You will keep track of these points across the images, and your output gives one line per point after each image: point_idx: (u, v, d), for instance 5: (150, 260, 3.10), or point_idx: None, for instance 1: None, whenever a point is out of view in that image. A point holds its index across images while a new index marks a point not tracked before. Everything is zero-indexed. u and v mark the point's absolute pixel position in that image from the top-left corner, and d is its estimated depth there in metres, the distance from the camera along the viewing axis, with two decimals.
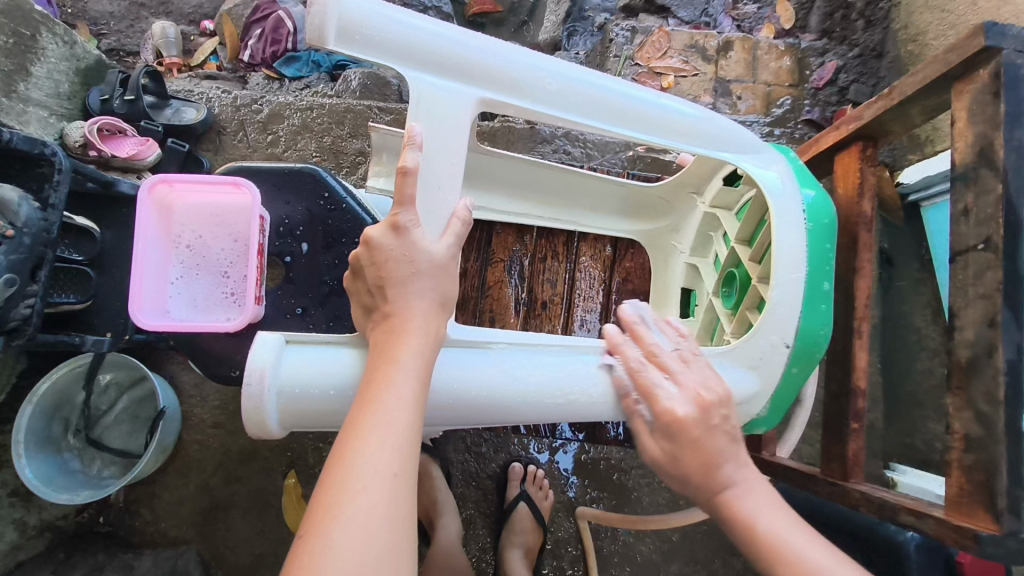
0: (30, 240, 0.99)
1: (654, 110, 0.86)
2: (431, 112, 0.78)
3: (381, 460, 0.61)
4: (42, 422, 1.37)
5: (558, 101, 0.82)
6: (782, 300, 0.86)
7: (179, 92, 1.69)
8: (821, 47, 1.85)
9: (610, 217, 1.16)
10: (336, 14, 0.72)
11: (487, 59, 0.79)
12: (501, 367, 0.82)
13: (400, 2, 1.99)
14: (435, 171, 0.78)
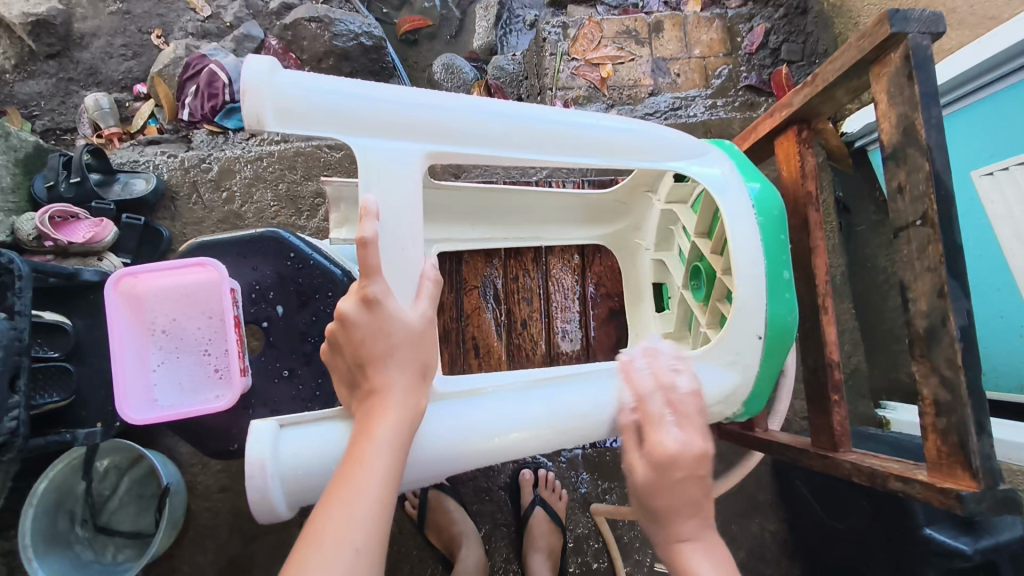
0: (3, 352, 0.99)
1: (592, 132, 0.88)
2: (379, 176, 0.80)
3: (346, 537, 0.62)
4: (47, 520, 1.37)
5: (499, 141, 0.84)
6: (747, 297, 0.88)
7: (125, 164, 1.68)
8: (747, 12, 1.88)
9: (573, 227, 1.19)
10: (268, 98, 0.74)
11: (424, 111, 0.81)
12: (494, 409, 0.84)
13: (330, 33, 1.97)
14: (394, 235, 0.80)
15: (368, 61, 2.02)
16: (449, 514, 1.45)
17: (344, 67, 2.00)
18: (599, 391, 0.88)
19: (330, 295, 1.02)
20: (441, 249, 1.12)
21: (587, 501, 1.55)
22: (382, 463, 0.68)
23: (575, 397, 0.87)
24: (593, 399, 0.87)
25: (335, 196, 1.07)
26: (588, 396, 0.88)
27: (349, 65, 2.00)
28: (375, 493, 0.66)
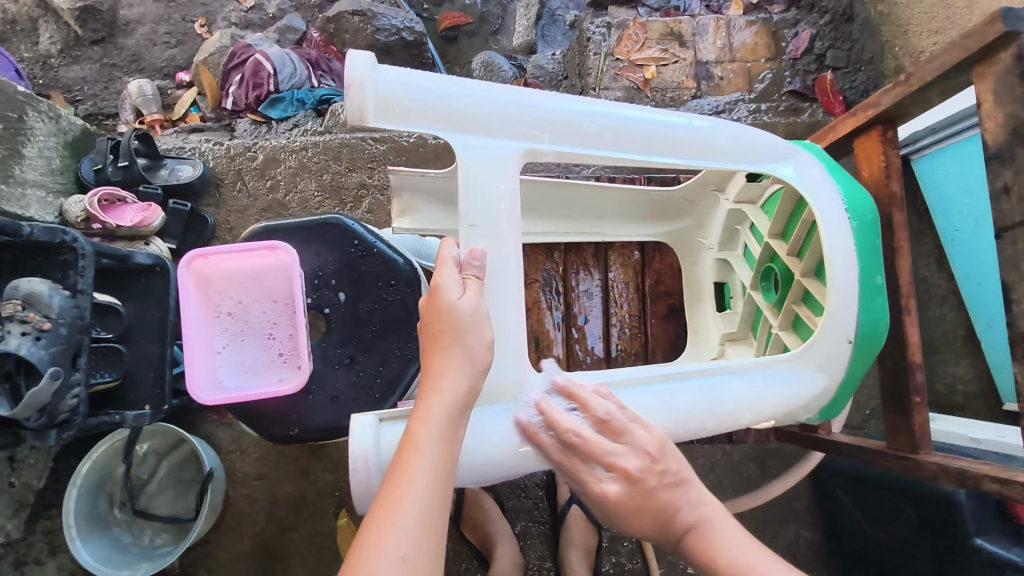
0: (67, 330, 1.00)
1: (677, 132, 0.87)
2: (479, 172, 0.81)
3: (398, 542, 0.63)
4: (88, 501, 1.38)
5: (592, 141, 0.84)
6: (842, 302, 0.89)
7: (171, 150, 1.70)
8: (793, 18, 1.88)
9: (634, 224, 1.19)
10: (372, 92, 0.75)
11: (520, 110, 0.82)
12: (635, 398, 0.83)
13: (372, 27, 1.99)
14: (491, 231, 0.81)
15: (408, 56, 2.03)
16: (485, 510, 1.45)
17: (386, 62, 2.01)
18: (718, 388, 0.86)
19: (394, 283, 1.02)
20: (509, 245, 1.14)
21: None
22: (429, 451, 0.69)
23: (701, 390, 0.86)
24: (712, 393, 0.86)
25: (397, 186, 1.07)
26: (717, 390, 0.86)
27: (391, 60, 2.01)
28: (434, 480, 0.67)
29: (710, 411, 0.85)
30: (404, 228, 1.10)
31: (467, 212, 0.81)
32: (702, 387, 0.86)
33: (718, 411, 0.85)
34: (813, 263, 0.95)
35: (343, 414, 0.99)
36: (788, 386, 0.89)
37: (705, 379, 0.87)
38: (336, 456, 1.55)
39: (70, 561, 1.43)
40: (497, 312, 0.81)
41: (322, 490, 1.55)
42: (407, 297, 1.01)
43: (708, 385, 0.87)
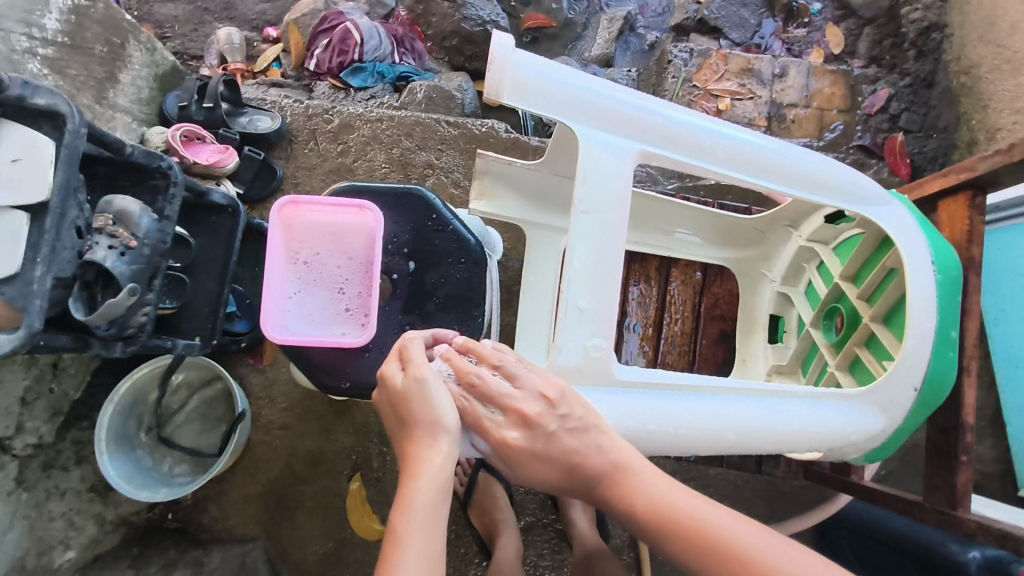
0: (149, 252, 1.05)
1: (781, 158, 0.94)
2: (596, 164, 0.86)
3: (421, 531, 0.73)
4: (120, 419, 1.43)
5: (701, 153, 0.91)
6: (916, 349, 0.93)
7: (253, 100, 1.75)
8: (873, 74, 1.90)
9: (704, 245, 1.26)
10: (510, 72, 0.84)
11: (640, 113, 0.89)
12: (698, 406, 0.88)
13: (459, 15, 2.01)
14: (600, 220, 0.85)
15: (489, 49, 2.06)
16: (494, 497, 1.47)
17: (466, 51, 2.05)
18: (775, 408, 0.91)
19: (462, 261, 1.06)
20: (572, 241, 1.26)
21: None
22: (421, 508, 0.74)
23: (761, 410, 0.90)
24: (771, 413, 0.90)
25: (485, 171, 1.18)
26: (778, 411, 0.91)
27: (471, 50, 2.05)
28: (426, 537, 0.73)
29: (744, 427, 0.89)
30: (480, 210, 1.20)
31: (580, 198, 0.85)
32: (767, 410, 0.91)
33: (755, 429, 0.89)
34: (883, 310, 1.01)
35: None
36: (847, 419, 0.94)
37: (757, 398, 0.91)
38: (359, 420, 1.58)
39: (93, 475, 1.46)
40: (595, 301, 0.84)
41: (340, 450, 1.58)
42: (473, 276, 1.06)
43: (749, 404, 0.90)
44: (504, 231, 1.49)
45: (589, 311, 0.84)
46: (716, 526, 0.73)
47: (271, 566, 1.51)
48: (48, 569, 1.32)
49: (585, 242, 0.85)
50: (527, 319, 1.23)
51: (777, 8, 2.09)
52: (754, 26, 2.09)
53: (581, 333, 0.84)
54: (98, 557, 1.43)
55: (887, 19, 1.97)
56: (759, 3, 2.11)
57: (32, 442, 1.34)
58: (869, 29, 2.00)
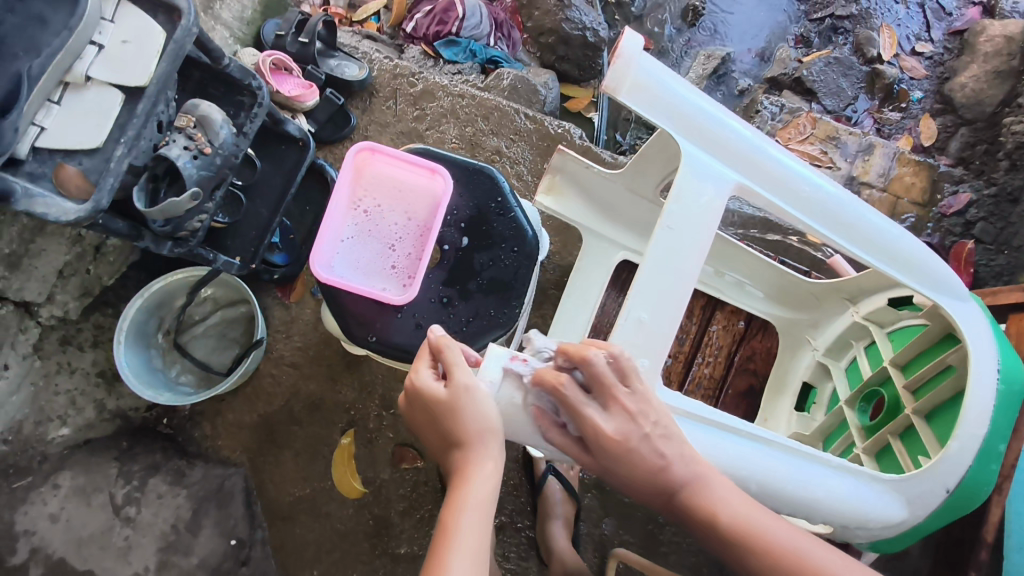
0: (220, 161, 1.06)
1: (871, 227, 0.96)
2: (691, 184, 0.92)
3: (473, 533, 0.78)
4: (143, 316, 1.45)
5: (794, 199, 0.94)
6: (959, 451, 0.93)
7: (346, 46, 1.77)
8: (957, 176, 1.87)
9: (754, 296, 1.27)
10: (633, 71, 0.90)
11: (744, 146, 0.93)
12: (724, 443, 0.91)
13: (562, 15, 2.01)
14: (680, 236, 0.90)
15: (582, 56, 2.05)
16: None
17: (560, 51, 2.04)
18: (802, 471, 0.92)
19: (514, 250, 1.07)
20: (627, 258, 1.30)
21: (604, 542, 1.50)
22: (473, 508, 0.80)
23: (785, 466, 0.92)
24: (800, 477, 0.92)
25: (558, 167, 1.24)
26: (812, 477, 0.92)
27: (564, 51, 2.04)
28: (479, 537, 0.78)
29: (767, 477, 0.91)
30: (544, 205, 1.26)
31: (668, 214, 0.90)
32: (807, 478, 0.92)
33: (778, 482, 0.91)
34: (928, 406, 1.00)
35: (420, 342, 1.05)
36: (872, 502, 0.94)
37: (789, 456, 0.93)
38: (365, 379, 1.56)
39: (105, 361, 1.46)
40: (655, 314, 0.89)
41: (337, 404, 1.55)
42: (520, 267, 1.07)
43: (778, 459, 0.92)
44: (557, 234, 1.48)
45: (646, 323, 0.89)
46: (816, 561, 0.80)
47: (247, 495, 1.51)
48: (40, 439, 1.37)
49: (661, 254, 0.90)
50: (562, 319, 1.28)
51: (878, 86, 2.05)
52: (850, 97, 2.04)
53: (641, 342, 0.89)
54: (88, 442, 1.44)
55: (986, 124, 1.92)
56: (861, 75, 2.06)
57: (56, 316, 1.38)
58: (965, 130, 1.96)
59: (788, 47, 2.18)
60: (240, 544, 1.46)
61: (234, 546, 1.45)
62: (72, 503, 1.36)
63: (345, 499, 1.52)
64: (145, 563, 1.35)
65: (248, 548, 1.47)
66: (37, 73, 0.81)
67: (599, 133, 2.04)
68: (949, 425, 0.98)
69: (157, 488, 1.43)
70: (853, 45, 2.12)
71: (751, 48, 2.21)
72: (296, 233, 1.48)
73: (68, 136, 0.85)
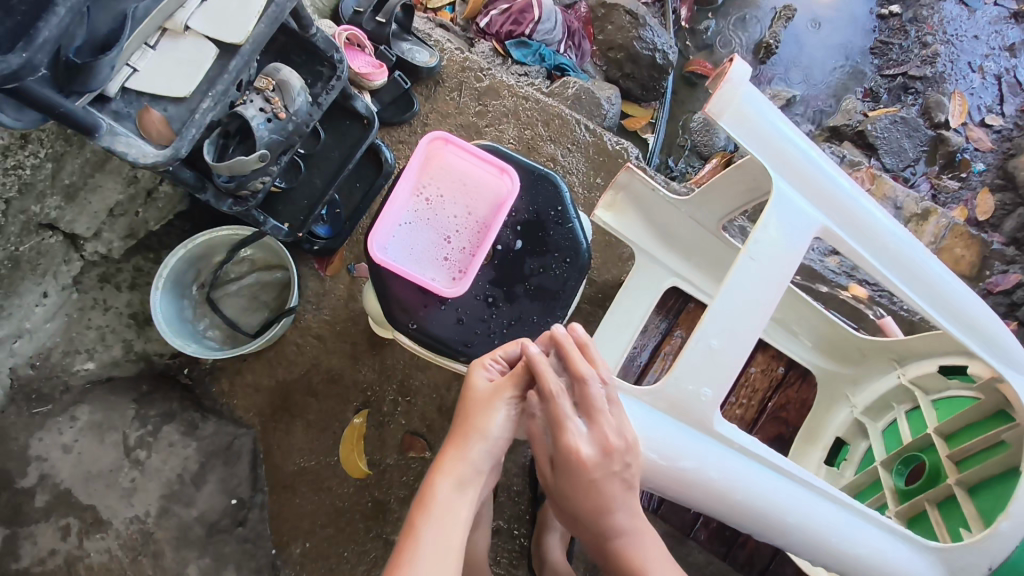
0: (292, 127, 1.07)
1: (945, 286, 0.98)
2: (781, 219, 0.92)
3: (443, 532, 0.79)
4: (183, 267, 1.46)
5: (877, 248, 0.96)
6: (1008, 531, 0.92)
7: (420, 32, 1.78)
8: (1010, 256, 1.84)
9: (800, 343, 1.27)
10: (738, 99, 0.90)
11: (834, 188, 0.95)
12: (772, 481, 0.93)
13: (636, 33, 2.01)
14: (763, 268, 0.90)
15: (649, 76, 2.03)
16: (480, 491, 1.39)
17: (626, 68, 2.03)
18: (851, 526, 0.95)
19: (567, 260, 1.09)
20: (673, 285, 1.30)
21: (596, 565, 1.48)
22: (442, 507, 0.81)
23: (826, 515, 0.94)
24: (836, 528, 0.94)
25: (621, 184, 1.23)
26: (845, 527, 0.95)
27: (631, 69, 2.02)
28: (447, 538, 0.79)
29: (811, 526, 0.94)
30: (600, 220, 1.25)
31: (754, 245, 0.90)
32: (842, 525, 0.95)
33: (820, 532, 0.94)
34: (972, 479, 0.99)
35: (461, 337, 1.06)
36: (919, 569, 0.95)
37: (836, 508, 0.95)
38: (387, 363, 1.56)
39: (139, 303, 1.47)
40: (727, 345, 0.90)
41: (357, 382, 1.56)
42: (569, 279, 1.08)
43: (823, 509, 0.94)
44: (600, 250, 1.47)
45: (717, 351, 0.89)
46: None
47: (253, 457, 1.52)
48: (65, 369, 1.39)
49: (742, 283, 0.90)
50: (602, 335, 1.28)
51: (940, 153, 2.03)
52: (911, 159, 2.02)
53: (707, 373, 0.90)
54: (111, 379, 1.46)
55: None
56: (925, 138, 2.03)
57: (100, 253, 1.39)
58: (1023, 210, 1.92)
59: (855, 99, 2.15)
60: (240, 504, 1.46)
61: (234, 506, 1.45)
62: (86, 437, 1.37)
63: (346, 476, 1.52)
64: (147, 507, 1.36)
65: (247, 509, 1.47)
66: (141, 15, 0.82)
67: (652, 155, 2.02)
68: (995, 503, 0.96)
69: (169, 436, 1.44)
70: (921, 107, 2.09)
71: (817, 95, 2.19)
72: (344, 208, 1.48)
73: (158, 81, 0.87)
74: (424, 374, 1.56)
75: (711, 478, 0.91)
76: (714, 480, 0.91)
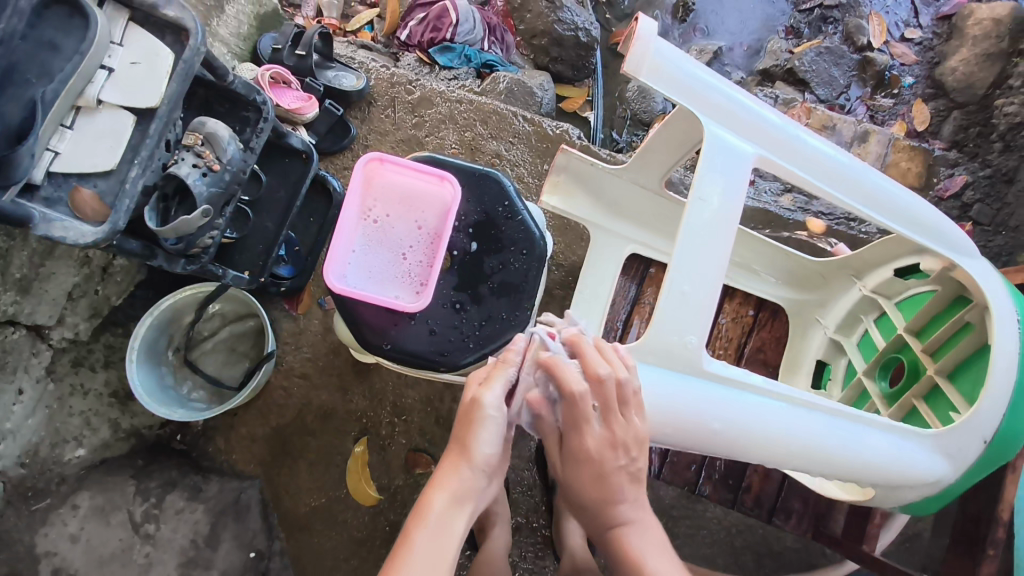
0: (230, 177, 1.07)
1: (890, 193, 1.00)
2: (719, 159, 0.92)
3: (432, 541, 0.80)
4: (153, 335, 1.44)
5: (814, 169, 0.97)
6: (988, 409, 0.96)
7: (342, 57, 1.78)
8: (953, 159, 1.90)
9: (768, 281, 1.30)
10: (651, 53, 0.90)
11: (760, 121, 0.96)
12: (770, 411, 0.95)
13: (554, 16, 2.01)
14: (711, 207, 0.91)
15: (576, 56, 2.06)
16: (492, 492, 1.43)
17: (553, 52, 2.04)
18: (851, 433, 0.97)
19: (524, 253, 1.10)
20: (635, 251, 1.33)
21: None
22: (438, 519, 0.82)
23: (835, 437, 0.96)
24: (846, 443, 0.96)
25: (561, 165, 1.25)
26: (856, 443, 0.97)
27: (558, 52, 2.04)
28: (432, 546, 0.80)
29: (814, 443, 0.95)
30: (550, 204, 1.27)
31: (697, 190, 0.91)
32: (852, 437, 0.97)
33: (824, 448, 0.96)
34: (949, 366, 1.04)
35: (436, 348, 1.08)
36: (919, 459, 0.99)
37: (839, 422, 0.97)
38: (376, 387, 1.57)
39: (117, 380, 1.46)
40: (695, 290, 0.90)
41: (350, 412, 1.56)
42: (530, 270, 1.10)
43: (829, 425, 0.96)
44: (560, 233, 1.50)
45: (688, 297, 0.90)
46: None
47: (262, 507, 1.52)
48: (57, 461, 1.37)
49: (695, 228, 0.91)
50: (577, 314, 1.30)
51: (869, 73, 2.08)
52: (843, 85, 2.06)
53: (681, 322, 0.91)
54: (105, 461, 1.45)
55: (978, 107, 1.95)
56: (852, 63, 2.08)
57: (67, 338, 1.37)
58: (958, 113, 1.98)
59: (779, 39, 2.19)
60: (259, 556, 1.46)
61: (253, 559, 1.45)
62: (92, 523, 1.36)
63: (359, 506, 1.53)
64: None
65: (267, 560, 1.48)
66: (50, 98, 0.82)
67: (595, 132, 2.04)
68: (974, 382, 1.01)
69: (175, 504, 1.43)
70: (843, 34, 2.13)
71: (742, 42, 2.22)
72: (302, 245, 1.48)
73: (81, 159, 0.87)
74: (415, 390, 1.56)
75: (709, 425, 0.92)
76: (714, 425, 0.92)
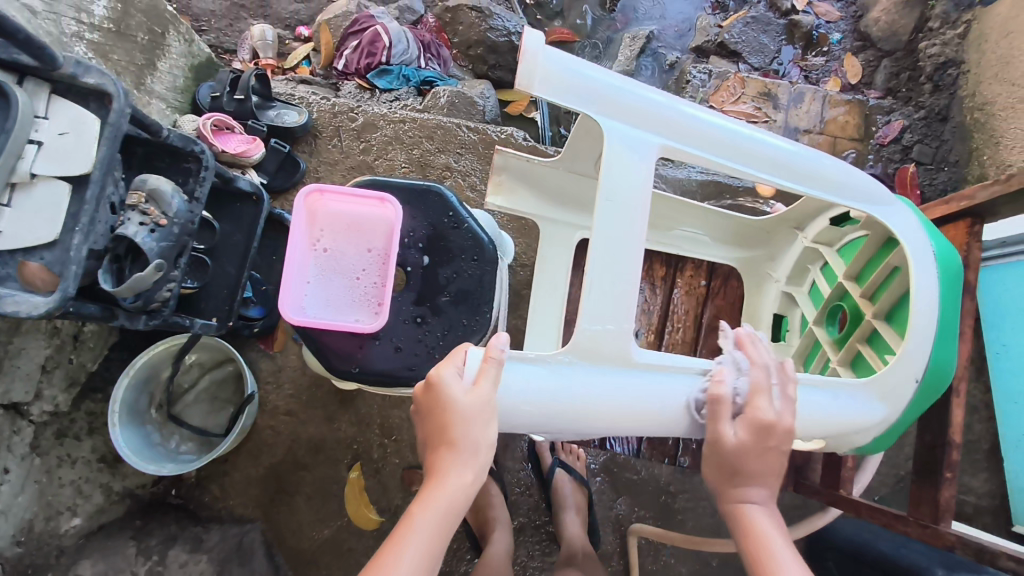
0: (178, 230, 1.09)
1: (793, 158, 1.03)
2: (621, 155, 0.94)
3: (424, 534, 0.80)
4: (133, 394, 1.44)
5: (717, 146, 0.99)
6: (915, 345, 1.01)
7: (282, 94, 1.80)
8: (888, 106, 1.95)
9: (716, 245, 1.36)
10: (541, 63, 0.92)
11: (658, 109, 0.97)
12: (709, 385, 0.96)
13: (485, 25, 2.06)
14: (622, 200, 0.92)
15: (512, 60, 2.10)
16: (489, 496, 1.45)
17: (490, 59, 2.09)
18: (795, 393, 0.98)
19: (475, 259, 1.13)
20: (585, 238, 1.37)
21: (621, 521, 1.57)
22: (437, 513, 0.81)
23: None
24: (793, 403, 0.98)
25: (501, 166, 1.29)
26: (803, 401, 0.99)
27: (495, 59, 2.09)
28: (427, 541, 0.80)
29: None
30: (496, 206, 1.31)
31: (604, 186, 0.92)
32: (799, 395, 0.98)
33: None
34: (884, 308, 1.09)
35: (403, 364, 1.10)
36: (861, 408, 1.02)
37: None
38: (362, 412, 1.59)
39: (103, 445, 1.47)
40: (618, 281, 0.91)
41: (341, 441, 1.58)
42: (484, 274, 1.13)
43: None
44: (517, 234, 1.54)
45: (612, 287, 0.91)
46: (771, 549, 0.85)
47: (267, 547, 1.53)
48: (54, 534, 1.34)
49: (610, 222, 0.92)
50: (538, 307, 1.35)
51: (797, 36, 2.13)
52: (774, 51, 2.12)
53: (609, 312, 0.91)
54: (103, 526, 1.45)
55: (905, 53, 2.01)
56: (780, 29, 2.14)
57: (48, 411, 1.35)
58: (887, 61, 2.04)
59: (706, 15, 2.23)
60: None
61: None
62: None
63: (362, 531, 1.55)
64: None
65: None
66: None
67: (543, 131, 2.06)
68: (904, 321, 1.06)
69: (178, 559, 1.40)
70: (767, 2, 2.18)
71: (672, 22, 2.26)
72: (268, 284, 1.50)
73: (24, 233, 0.89)
74: (401, 409, 1.59)
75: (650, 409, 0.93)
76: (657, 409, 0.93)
